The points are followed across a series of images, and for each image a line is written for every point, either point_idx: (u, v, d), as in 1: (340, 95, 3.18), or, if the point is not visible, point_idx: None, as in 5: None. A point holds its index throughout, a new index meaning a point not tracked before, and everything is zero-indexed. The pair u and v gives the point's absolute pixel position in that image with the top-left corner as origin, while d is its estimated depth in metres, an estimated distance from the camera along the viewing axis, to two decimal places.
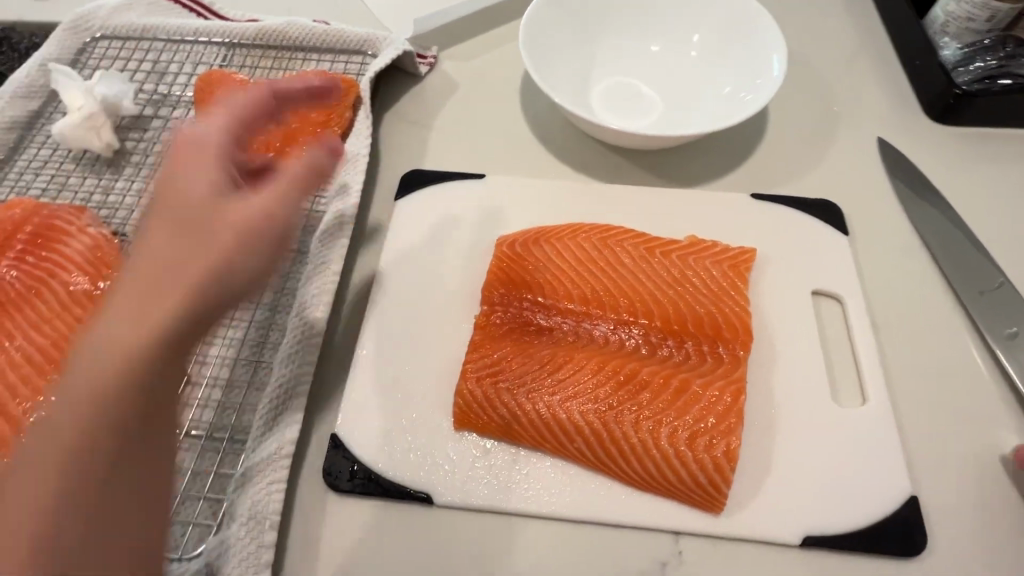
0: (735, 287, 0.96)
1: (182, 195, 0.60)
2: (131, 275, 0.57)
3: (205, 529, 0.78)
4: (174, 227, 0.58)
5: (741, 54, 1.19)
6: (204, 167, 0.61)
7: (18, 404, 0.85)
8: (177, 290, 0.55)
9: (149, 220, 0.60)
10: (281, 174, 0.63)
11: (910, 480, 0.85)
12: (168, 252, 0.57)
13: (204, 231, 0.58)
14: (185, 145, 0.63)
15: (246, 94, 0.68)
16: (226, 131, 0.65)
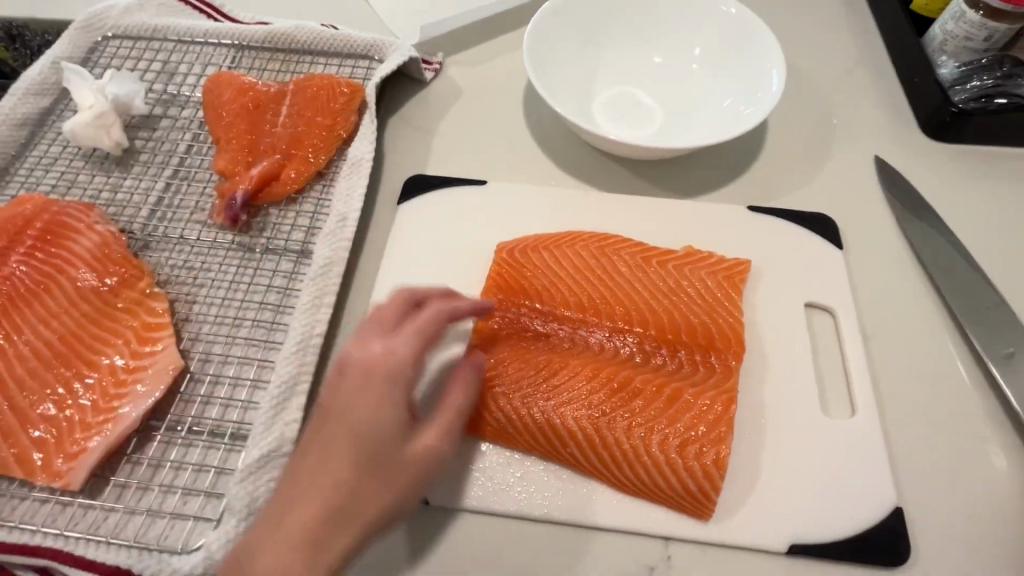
0: (729, 298, 0.98)
1: (366, 423, 0.67)
2: (314, 501, 0.64)
3: (206, 524, 0.81)
4: (360, 455, 0.66)
5: (742, 68, 1.21)
6: (391, 397, 0.69)
7: (25, 396, 0.88)
8: (356, 524, 0.64)
9: (333, 440, 0.67)
10: (445, 406, 0.75)
11: (896, 492, 0.86)
12: (353, 484, 0.65)
13: (391, 468, 0.67)
14: (378, 368, 0.70)
15: (436, 318, 0.77)
16: (416, 354, 0.73)
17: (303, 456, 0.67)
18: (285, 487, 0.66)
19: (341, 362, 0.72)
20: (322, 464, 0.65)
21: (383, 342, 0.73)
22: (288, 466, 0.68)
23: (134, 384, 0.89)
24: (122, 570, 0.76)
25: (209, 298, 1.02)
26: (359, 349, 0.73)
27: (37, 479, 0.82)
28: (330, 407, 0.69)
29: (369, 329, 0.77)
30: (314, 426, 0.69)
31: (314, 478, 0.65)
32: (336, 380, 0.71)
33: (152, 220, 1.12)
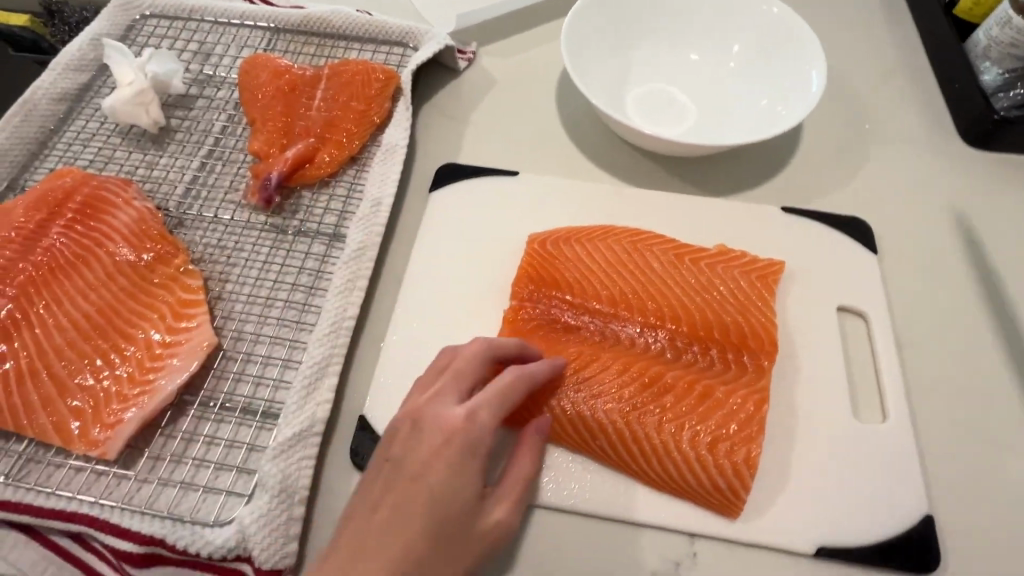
0: (762, 298, 0.97)
1: (448, 488, 0.72)
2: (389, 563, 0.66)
3: (238, 499, 0.82)
4: (439, 522, 0.70)
5: (780, 67, 1.20)
6: (473, 465, 0.74)
7: (63, 366, 0.88)
8: None
9: (413, 502, 0.71)
10: (515, 478, 0.79)
11: (927, 499, 0.85)
12: (431, 549, 0.69)
13: (460, 538, 0.71)
14: (461, 432, 0.75)
15: (517, 381, 0.81)
16: (496, 421, 0.78)
17: (378, 512, 0.70)
18: (350, 537, 0.69)
19: (423, 417, 0.77)
20: (393, 522, 0.69)
21: (465, 404, 0.78)
22: (354, 514, 0.71)
23: (169, 359, 0.90)
24: (157, 539, 0.77)
25: (242, 277, 1.03)
26: (441, 408, 0.78)
27: (75, 447, 0.83)
28: (409, 463, 0.74)
29: (450, 384, 0.81)
30: (387, 479, 0.73)
31: (383, 535, 0.68)
32: (416, 435, 0.76)
33: (187, 198, 1.12)
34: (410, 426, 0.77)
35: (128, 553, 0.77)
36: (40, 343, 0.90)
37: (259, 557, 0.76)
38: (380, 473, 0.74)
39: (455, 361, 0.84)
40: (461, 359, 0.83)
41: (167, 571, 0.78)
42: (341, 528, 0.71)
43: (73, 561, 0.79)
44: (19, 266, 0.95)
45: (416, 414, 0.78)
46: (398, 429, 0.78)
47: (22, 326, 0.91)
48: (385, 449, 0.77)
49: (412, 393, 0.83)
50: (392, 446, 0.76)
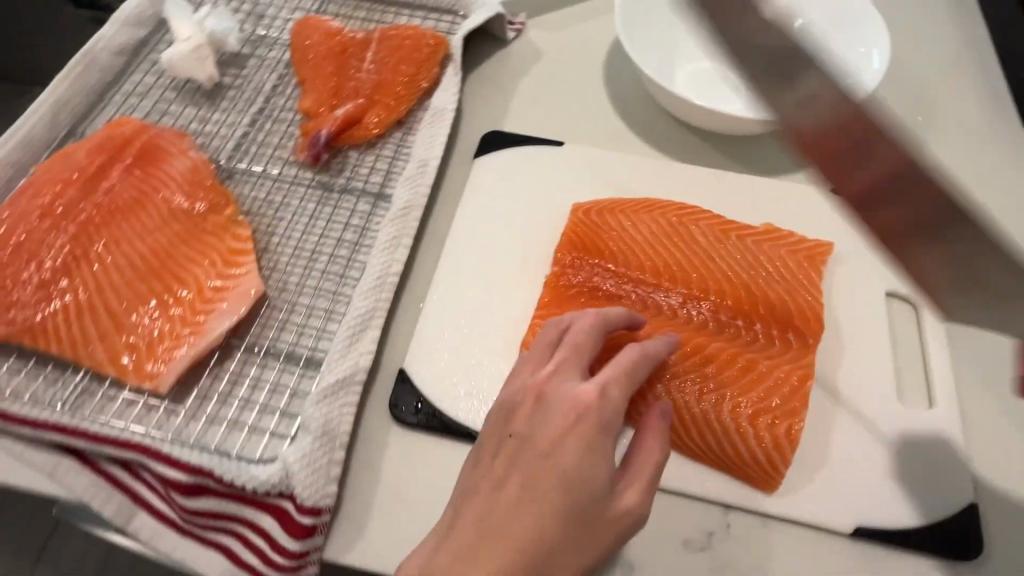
0: (810, 277, 0.95)
1: (581, 464, 0.71)
2: (519, 537, 0.65)
3: (281, 439, 0.84)
4: (571, 499, 0.69)
5: (837, 47, 1.17)
6: (603, 442, 0.73)
7: (118, 303, 0.91)
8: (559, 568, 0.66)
9: (545, 476, 0.70)
10: (647, 462, 0.76)
11: (972, 488, 0.83)
12: (563, 527, 0.67)
13: (594, 518, 0.69)
14: (588, 408, 0.75)
15: (639, 361, 0.81)
16: (620, 400, 0.77)
17: (505, 485, 0.70)
18: (477, 513, 0.68)
19: (546, 393, 0.77)
20: (524, 500, 0.68)
21: (591, 381, 0.78)
22: (479, 491, 0.70)
23: (219, 302, 0.93)
24: (205, 471, 0.79)
25: (290, 231, 1.05)
26: (565, 384, 0.78)
27: (128, 380, 0.86)
28: (536, 439, 0.73)
29: (569, 360, 0.81)
30: (511, 455, 0.73)
31: (514, 513, 0.67)
32: (541, 410, 0.76)
33: (238, 153, 1.15)
34: (532, 402, 0.77)
35: (177, 482, 0.79)
36: (97, 280, 0.92)
37: (301, 494, 0.77)
38: (503, 449, 0.74)
39: (573, 337, 0.83)
40: (579, 336, 0.83)
41: (212, 503, 0.80)
42: (463, 504, 0.70)
43: (125, 488, 0.83)
44: (79, 206, 0.98)
45: (539, 390, 0.78)
46: (520, 405, 0.77)
47: (80, 262, 0.93)
48: (502, 423, 0.77)
49: (527, 368, 0.82)
50: (514, 422, 0.76)
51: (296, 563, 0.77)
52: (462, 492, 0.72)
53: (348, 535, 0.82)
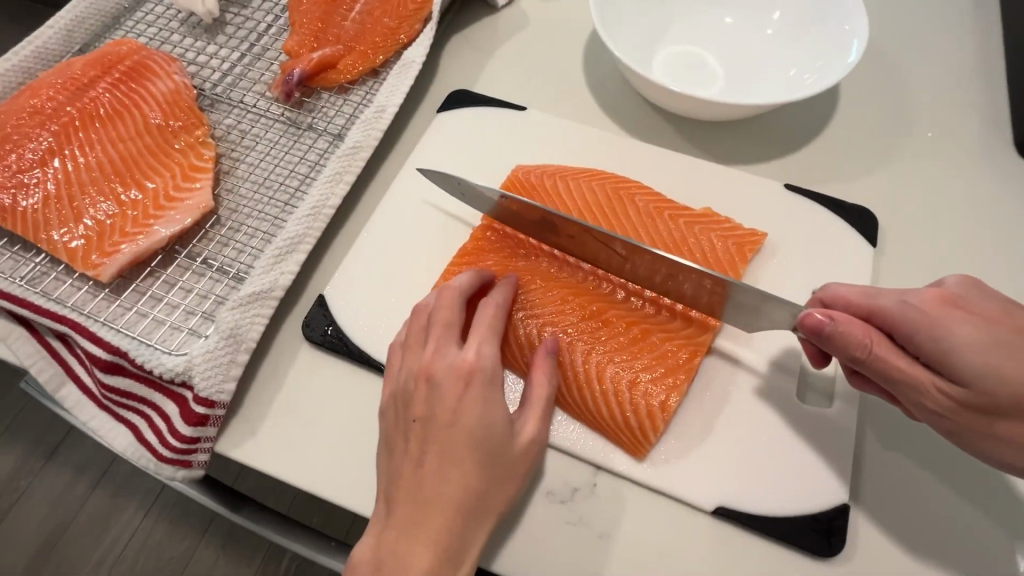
0: (732, 264, 0.95)
1: (485, 425, 0.75)
2: (456, 501, 0.71)
3: (196, 338, 0.92)
4: (485, 455, 0.74)
5: (820, 41, 1.13)
6: (495, 397, 0.77)
7: (85, 199, 1.02)
8: (494, 506, 0.75)
9: (457, 444, 0.73)
10: (540, 395, 0.82)
11: (847, 491, 0.82)
12: (488, 479, 0.74)
13: (505, 460, 0.76)
14: (473, 374, 0.77)
15: (495, 314, 0.84)
16: (496, 352, 0.81)
17: (422, 460, 0.73)
18: (404, 495, 0.72)
19: (432, 373, 0.77)
20: (442, 469, 0.72)
21: (467, 348, 0.79)
22: (401, 477, 0.73)
23: (171, 212, 1.01)
24: (121, 351, 0.87)
25: (248, 158, 1.11)
26: (447, 359, 0.78)
27: (76, 266, 0.96)
28: (437, 417, 0.75)
29: (440, 336, 0.81)
30: (420, 436, 0.75)
31: (436, 482, 0.72)
32: (433, 391, 0.76)
33: (222, 82, 1.21)
34: (423, 386, 0.77)
35: (96, 357, 0.87)
36: (70, 176, 1.04)
37: (198, 385, 0.85)
38: (411, 435, 0.76)
39: (436, 312, 0.83)
40: (442, 310, 0.82)
41: (126, 382, 0.88)
42: (392, 491, 0.73)
43: (59, 358, 0.92)
44: (66, 109, 1.09)
45: (424, 372, 0.78)
46: (412, 391, 0.78)
47: (58, 159, 1.05)
48: (404, 411, 0.78)
49: (410, 354, 0.82)
50: (413, 407, 0.77)
51: (186, 446, 0.85)
52: (387, 479, 0.75)
53: (241, 433, 0.89)
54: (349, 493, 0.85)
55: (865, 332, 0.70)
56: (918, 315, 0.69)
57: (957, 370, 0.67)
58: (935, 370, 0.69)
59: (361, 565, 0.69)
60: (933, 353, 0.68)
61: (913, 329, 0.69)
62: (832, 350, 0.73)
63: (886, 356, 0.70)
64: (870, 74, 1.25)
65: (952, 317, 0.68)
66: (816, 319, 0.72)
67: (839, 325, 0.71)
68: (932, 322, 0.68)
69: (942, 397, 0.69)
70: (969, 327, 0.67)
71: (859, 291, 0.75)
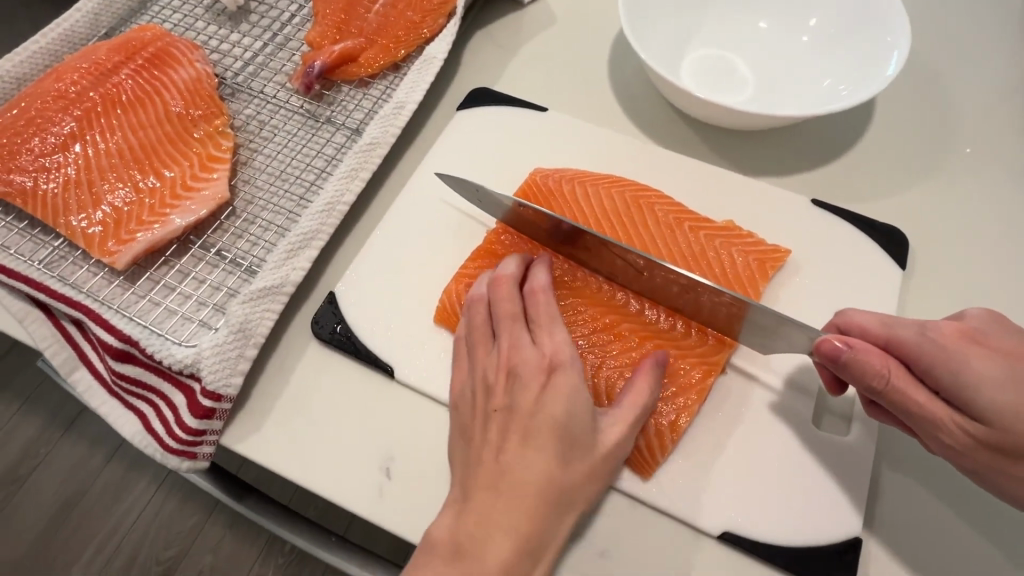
0: (752, 282, 0.93)
1: (569, 416, 0.73)
2: (537, 491, 0.69)
3: (207, 330, 0.92)
4: (567, 447, 0.72)
5: (857, 51, 1.09)
6: (579, 391, 0.75)
7: (104, 185, 1.03)
8: (573, 503, 0.73)
9: (540, 434, 0.72)
10: (633, 398, 0.78)
11: (859, 523, 0.79)
12: (569, 473, 0.72)
13: (586, 456, 0.73)
14: (554, 364, 0.77)
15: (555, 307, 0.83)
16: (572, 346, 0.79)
17: (502, 447, 0.72)
18: (485, 481, 0.70)
19: (513, 364, 0.77)
20: (526, 455, 0.71)
21: (542, 340, 0.79)
22: (481, 465, 0.72)
23: (187, 201, 1.01)
24: (132, 340, 0.87)
25: (266, 149, 1.11)
26: (524, 350, 0.78)
27: (93, 252, 0.96)
28: (520, 407, 0.74)
29: (509, 327, 0.81)
30: (501, 424, 0.74)
31: (518, 470, 0.70)
32: (515, 382, 0.76)
33: (243, 72, 1.21)
34: (503, 375, 0.77)
35: (108, 345, 0.87)
36: (90, 162, 1.04)
37: (205, 378, 0.85)
38: (492, 423, 0.75)
39: (498, 305, 0.83)
40: (507, 302, 0.83)
41: (136, 370, 0.89)
42: (470, 476, 0.72)
43: (73, 343, 0.93)
44: (89, 94, 1.10)
45: (503, 363, 0.78)
46: (492, 382, 0.78)
47: (79, 143, 1.06)
48: (482, 402, 0.78)
49: (483, 349, 0.82)
50: (493, 397, 0.77)
51: (192, 439, 0.85)
52: (464, 466, 0.74)
53: (247, 427, 0.90)
54: (349, 493, 0.85)
55: (883, 363, 0.67)
56: (937, 347, 0.66)
57: (976, 407, 0.64)
58: (953, 404, 0.66)
59: (438, 547, 0.67)
60: (951, 388, 0.65)
61: (931, 362, 0.66)
62: (847, 378, 0.70)
63: (904, 388, 0.67)
64: (908, 86, 1.19)
65: (972, 352, 0.65)
66: (833, 346, 0.69)
67: (858, 354, 0.68)
68: (952, 356, 0.65)
69: (960, 433, 0.66)
70: (988, 363, 0.64)
71: (878, 319, 0.71)
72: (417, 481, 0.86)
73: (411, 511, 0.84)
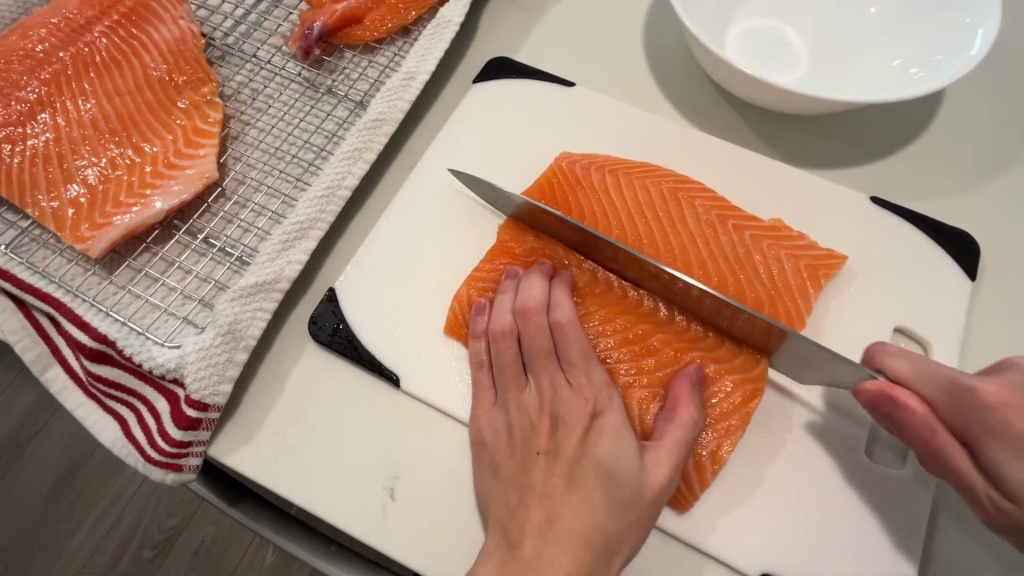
0: (803, 292, 0.82)
1: (617, 461, 0.67)
2: (589, 542, 0.63)
3: (192, 329, 0.82)
4: (617, 496, 0.65)
5: (932, 27, 0.95)
6: (624, 434, 0.69)
7: (77, 160, 0.92)
8: (626, 555, 0.65)
9: (587, 480, 0.67)
10: (672, 432, 0.69)
11: (912, 566, 0.72)
12: (622, 522, 0.65)
13: (639, 504, 0.66)
14: (595, 407, 0.72)
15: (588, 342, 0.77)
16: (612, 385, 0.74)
17: (547, 494, 0.67)
18: (529, 529, 0.64)
19: (555, 405, 0.73)
20: (574, 501, 0.65)
21: (580, 377, 0.74)
22: (525, 512, 0.66)
23: (169, 181, 0.90)
24: (108, 340, 0.78)
25: (259, 122, 0.99)
26: (563, 390, 0.73)
27: (64, 237, 0.86)
28: (565, 450, 0.69)
29: (543, 364, 0.75)
30: (544, 468, 0.69)
31: (565, 516, 0.64)
32: (559, 425, 0.71)
33: (234, 32, 1.07)
34: (544, 417, 0.72)
35: (81, 344, 0.78)
36: (60, 132, 0.93)
37: (189, 386, 0.76)
38: (533, 466, 0.69)
39: (528, 339, 0.76)
40: (538, 335, 0.76)
41: (114, 372, 0.80)
42: (511, 523, 0.66)
43: (42, 336, 0.84)
44: (58, 54, 0.97)
45: (543, 404, 0.73)
46: (533, 423, 0.73)
47: (47, 112, 0.94)
48: (519, 442, 0.72)
49: (514, 386, 0.75)
50: (533, 440, 0.72)
51: (176, 450, 0.76)
52: (500, 510, 0.68)
53: (238, 436, 0.81)
54: (349, 515, 0.77)
55: (926, 419, 0.67)
56: (974, 409, 0.63)
57: (1010, 481, 0.61)
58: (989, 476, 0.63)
59: None
60: (987, 454, 0.62)
61: (969, 426, 0.64)
62: (890, 424, 0.71)
63: (942, 449, 0.66)
64: (983, 70, 1.06)
65: (1018, 421, 0.60)
66: (873, 395, 0.69)
67: (896, 404, 0.68)
68: (990, 424, 0.62)
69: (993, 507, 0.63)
70: None
71: (918, 366, 0.69)
72: (423, 504, 0.78)
73: (418, 536, 0.76)
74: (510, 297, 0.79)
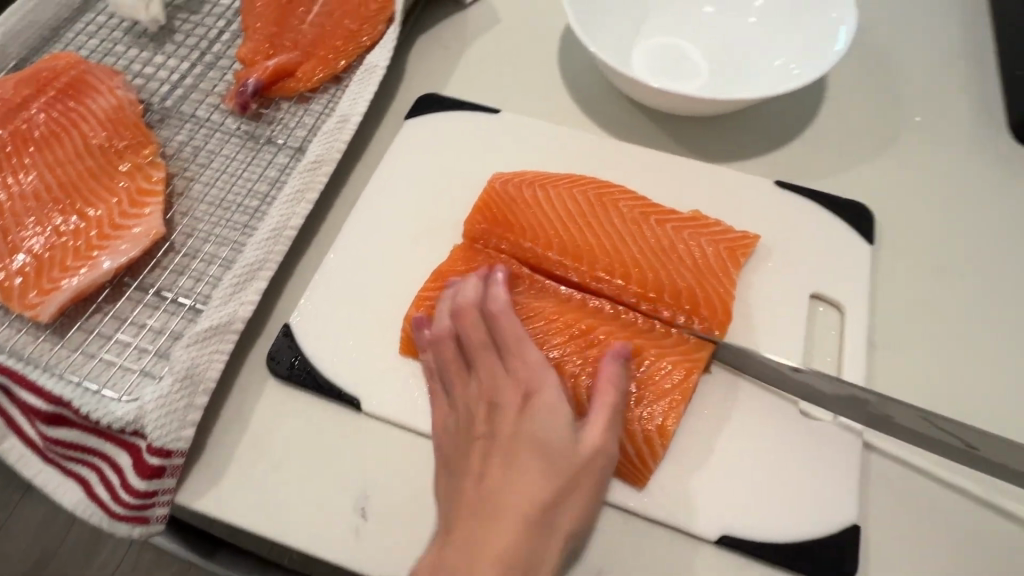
0: (725, 271, 0.89)
1: (553, 437, 0.72)
2: (529, 513, 0.67)
3: (150, 380, 0.84)
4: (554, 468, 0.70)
5: (804, 30, 1.08)
6: (559, 413, 0.74)
7: (22, 232, 0.94)
8: (569, 523, 0.69)
9: (525, 457, 0.71)
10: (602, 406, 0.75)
11: (856, 508, 0.78)
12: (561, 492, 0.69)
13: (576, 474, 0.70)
14: (531, 390, 0.77)
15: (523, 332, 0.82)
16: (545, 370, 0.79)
17: (489, 477, 0.70)
18: (469, 509, 0.68)
19: (494, 394, 0.77)
20: (514, 479, 0.69)
21: (515, 365, 0.79)
22: (468, 496, 0.69)
23: (117, 240, 0.93)
24: (64, 401, 0.79)
25: (203, 176, 1.03)
26: (501, 380, 0.78)
27: (13, 306, 0.88)
28: (504, 433, 0.73)
29: (482, 358, 0.80)
30: (484, 452, 0.73)
31: (506, 492, 0.68)
32: (498, 412, 0.76)
33: (171, 96, 1.12)
34: (485, 407, 0.76)
35: (36, 409, 0.79)
36: (4, 207, 0.95)
37: (150, 434, 0.77)
38: (475, 453, 0.73)
39: (467, 337, 0.81)
40: (475, 333, 0.81)
41: (72, 433, 0.80)
42: (456, 507, 0.69)
43: None
44: None
45: (484, 394, 0.78)
46: (474, 414, 0.77)
47: None
48: (463, 434, 0.76)
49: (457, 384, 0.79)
50: (475, 429, 0.76)
51: (142, 501, 0.77)
52: (448, 500, 0.71)
53: (205, 481, 0.82)
54: (323, 540, 0.78)
55: None
56: None
57: None
58: None
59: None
60: None
61: None
62: None
63: None
64: (858, 62, 1.19)
65: None
66: None
67: None
68: None
69: None
70: None
71: None
72: (396, 519, 0.80)
73: (394, 551, 0.78)
74: (448, 303, 0.84)
